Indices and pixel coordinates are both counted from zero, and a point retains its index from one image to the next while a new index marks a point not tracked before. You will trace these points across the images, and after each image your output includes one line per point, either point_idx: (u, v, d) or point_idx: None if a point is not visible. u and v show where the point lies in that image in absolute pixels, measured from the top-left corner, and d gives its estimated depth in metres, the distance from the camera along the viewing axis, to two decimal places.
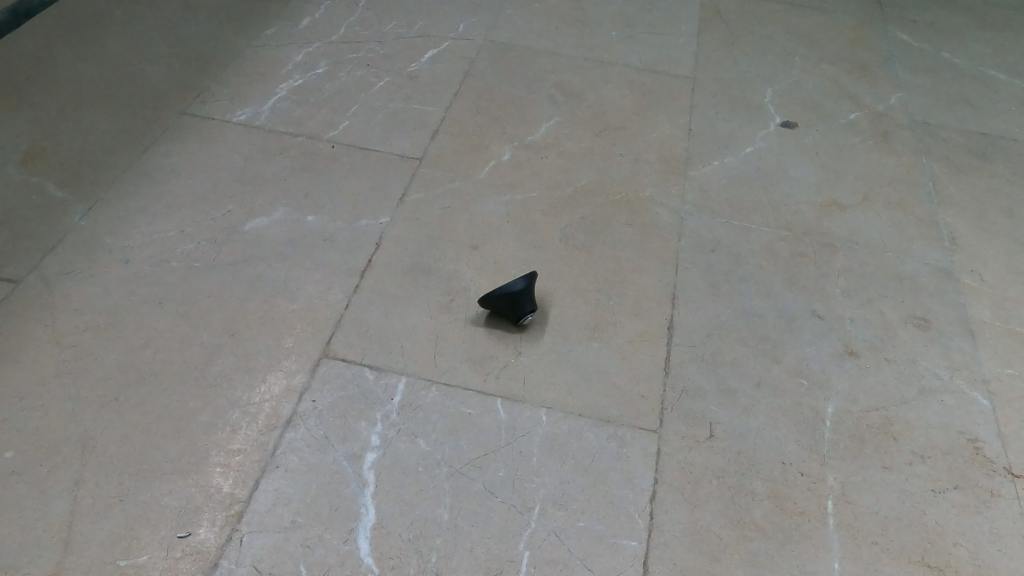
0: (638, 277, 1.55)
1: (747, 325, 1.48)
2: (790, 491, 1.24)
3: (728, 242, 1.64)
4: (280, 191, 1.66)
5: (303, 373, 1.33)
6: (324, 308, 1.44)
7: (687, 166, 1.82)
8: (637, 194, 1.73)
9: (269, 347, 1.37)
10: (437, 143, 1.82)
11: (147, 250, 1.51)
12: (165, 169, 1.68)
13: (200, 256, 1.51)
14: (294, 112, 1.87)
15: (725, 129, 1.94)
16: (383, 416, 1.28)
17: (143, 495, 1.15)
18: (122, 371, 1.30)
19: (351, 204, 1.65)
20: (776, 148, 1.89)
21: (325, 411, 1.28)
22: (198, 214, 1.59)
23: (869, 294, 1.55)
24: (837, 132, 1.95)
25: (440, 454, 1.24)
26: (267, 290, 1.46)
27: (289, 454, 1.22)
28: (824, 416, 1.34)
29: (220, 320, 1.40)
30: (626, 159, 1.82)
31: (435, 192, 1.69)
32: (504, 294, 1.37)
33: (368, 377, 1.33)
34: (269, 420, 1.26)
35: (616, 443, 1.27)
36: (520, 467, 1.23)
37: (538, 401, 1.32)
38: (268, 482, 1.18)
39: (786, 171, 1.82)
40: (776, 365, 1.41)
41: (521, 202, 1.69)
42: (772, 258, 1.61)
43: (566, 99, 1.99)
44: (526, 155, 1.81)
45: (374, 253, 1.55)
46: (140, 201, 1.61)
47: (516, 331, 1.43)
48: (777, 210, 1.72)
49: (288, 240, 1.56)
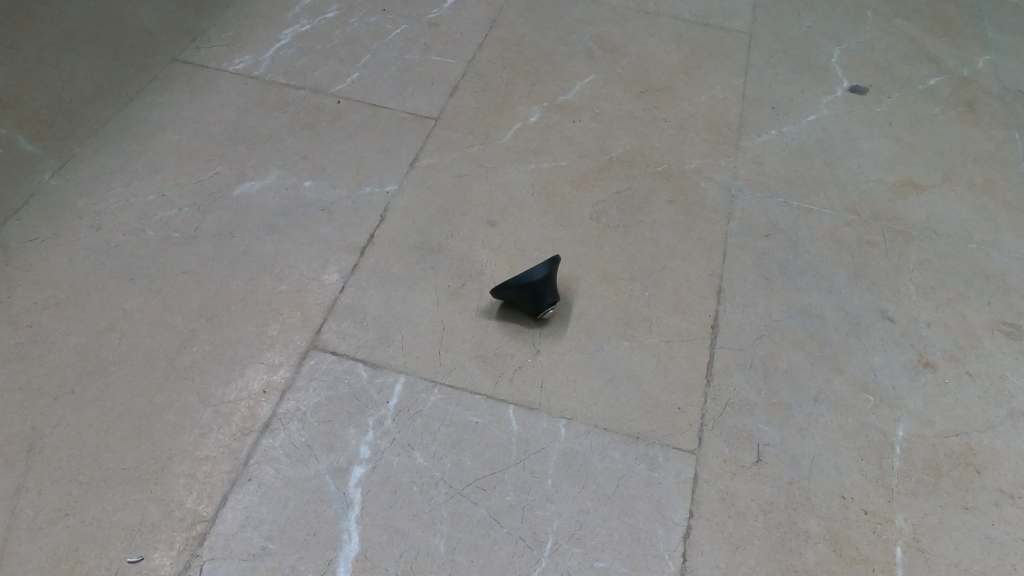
0: (678, 264, 1.34)
1: (805, 326, 1.27)
2: (852, 533, 1.04)
3: (785, 226, 1.42)
4: (276, 152, 1.47)
5: (286, 368, 1.16)
6: (316, 290, 1.26)
7: (739, 135, 1.59)
8: (681, 166, 1.51)
9: (250, 334, 1.19)
10: (455, 101, 1.61)
11: (121, 216, 1.33)
12: (150, 123, 1.50)
13: (180, 225, 1.33)
14: (298, 62, 1.67)
15: (785, 93, 1.69)
16: (376, 423, 1.10)
17: (92, 509, 0.99)
18: (82, 358, 1.14)
19: (355, 169, 1.46)
20: (844, 116, 1.64)
21: (309, 414, 1.11)
22: (182, 175, 1.41)
23: (950, 293, 1.33)
24: (914, 99, 1.69)
25: (439, 471, 1.06)
26: (253, 267, 1.28)
27: (265, 465, 1.05)
28: (893, 440, 1.13)
29: (198, 301, 1.23)
30: (670, 126, 1.60)
31: (451, 158, 1.49)
32: (522, 286, 1.18)
33: (361, 376, 1.16)
34: (244, 423, 1.09)
35: (645, 466, 1.09)
36: (531, 492, 1.05)
37: (557, 410, 1.14)
38: (237, 498, 1.02)
39: (855, 144, 1.58)
40: (837, 376, 1.20)
41: (547, 172, 1.48)
42: (835, 246, 1.39)
43: (604, 54, 1.76)
44: (556, 117, 1.59)
45: (378, 227, 1.36)
46: (118, 159, 1.43)
47: (535, 326, 1.24)
48: (843, 189, 1.49)
49: (280, 209, 1.37)
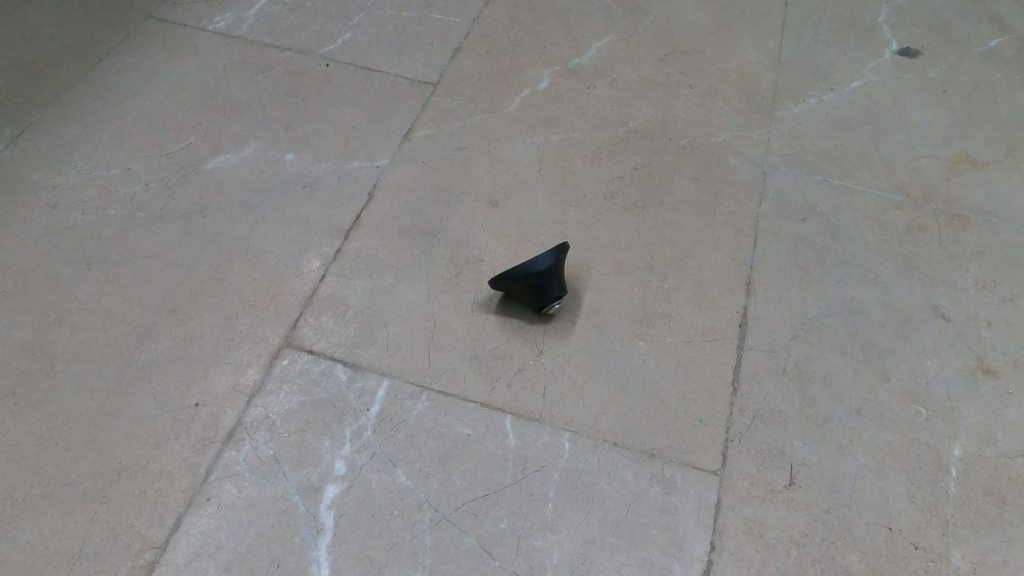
0: (702, 252, 1.18)
1: (847, 325, 1.11)
2: (899, 572, 0.90)
3: (824, 208, 1.25)
4: (256, 121, 1.33)
5: (256, 369, 1.03)
6: (293, 279, 1.12)
7: (774, 104, 1.41)
8: (707, 139, 1.35)
9: (215, 330, 1.06)
10: (456, 64, 1.45)
11: (81, 192, 1.20)
12: (118, 88, 1.36)
13: (145, 203, 1.19)
14: (285, 20, 1.51)
15: (827, 56, 1.51)
16: (353, 434, 0.97)
17: (27, 533, 0.88)
18: (27, 355, 1.02)
19: (342, 140, 1.31)
20: (892, 83, 1.46)
21: (278, 423, 0.98)
22: (151, 147, 1.27)
23: (1014, 287, 1.16)
24: (972, 63, 1.50)
25: (424, 493, 0.93)
26: (223, 252, 1.15)
27: (226, 483, 0.93)
28: (948, 461, 0.98)
29: (160, 290, 1.10)
30: (696, 93, 1.43)
31: (450, 129, 1.34)
32: (524, 276, 1.03)
33: (339, 379, 1.02)
34: (204, 433, 0.97)
35: (661, 488, 0.95)
36: (528, 519, 0.92)
37: (560, 421, 1.00)
38: (193, 522, 0.90)
39: (904, 114, 1.40)
40: (883, 384, 1.05)
41: (557, 145, 1.32)
42: (882, 232, 1.23)
43: (624, 12, 1.59)
44: (569, 82, 1.43)
45: (365, 206, 1.21)
46: (81, 127, 1.29)
47: (539, 322, 1.09)
48: (890, 166, 1.32)
49: (257, 185, 1.23)
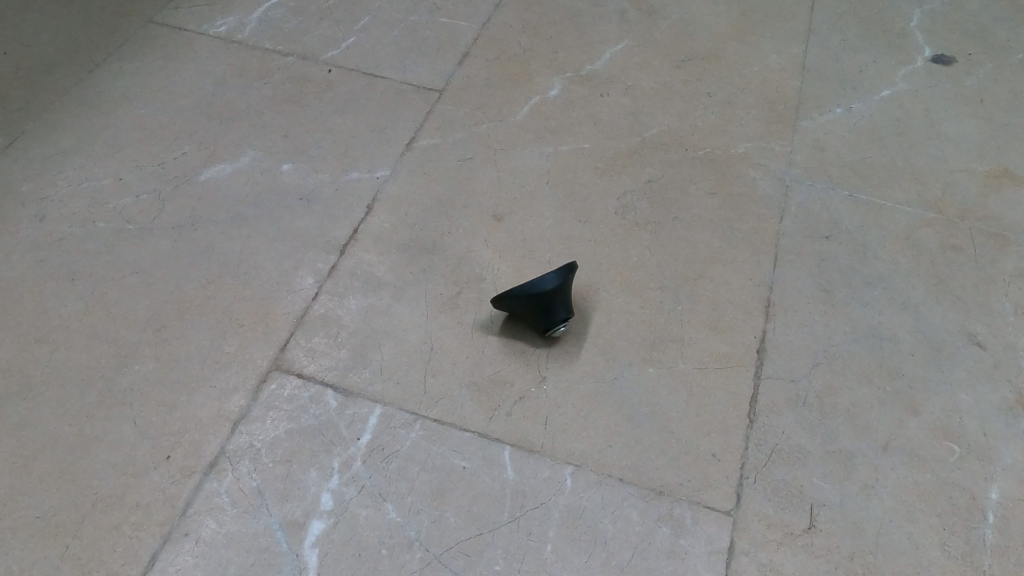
0: (718, 271, 1.11)
1: (873, 352, 1.03)
2: None
3: (850, 225, 1.18)
4: (254, 129, 1.28)
5: (242, 393, 0.97)
6: (285, 297, 1.07)
7: (798, 113, 1.34)
8: (726, 151, 1.27)
9: (202, 350, 1.01)
10: (464, 71, 1.39)
11: (70, 203, 1.16)
12: (114, 95, 1.32)
13: (136, 215, 1.15)
14: (288, 25, 1.46)
15: (854, 63, 1.43)
16: (342, 465, 0.92)
17: None
18: (4, 376, 0.97)
19: (342, 150, 1.26)
20: (924, 91, 1.38)
21: (264, 452, 0.92)
22: (144, 156, 1.23)
23: None
24: (1011, 71, 1.42)
25: (414, 531, 0.87)
26: (213, 267, 1.10)
27: (205, 516, 0.88)
28: (984, 505, 0.91)
29: (146, 308, 1.05)
30: (715, 101, 1.36)
31: (454, 138, 1.28)
32: (528, 296, 0.97)
33: (329, 406, 0.97)
34: (185, 462, 0.91)
35: (669, 530, 0.88)
36: (526, 561, 0.85)
37: (562, 455, 0.93)
38: (169, 559, 0.85)
39: (937, 125, 1.32)
40: (913, 417, 0.97)
41: (566, 156, 1.26)
42: (912, 252, 1.15)
43: (641, 16, 1.52)
44: (581, 89, 1.37)
45: (364, 220, 1.16)
46: (73, 135, 1.25)
47: (542, 345, 1.03)
48: (922, 181, 1.24)
49: (252, 197, 1.18)
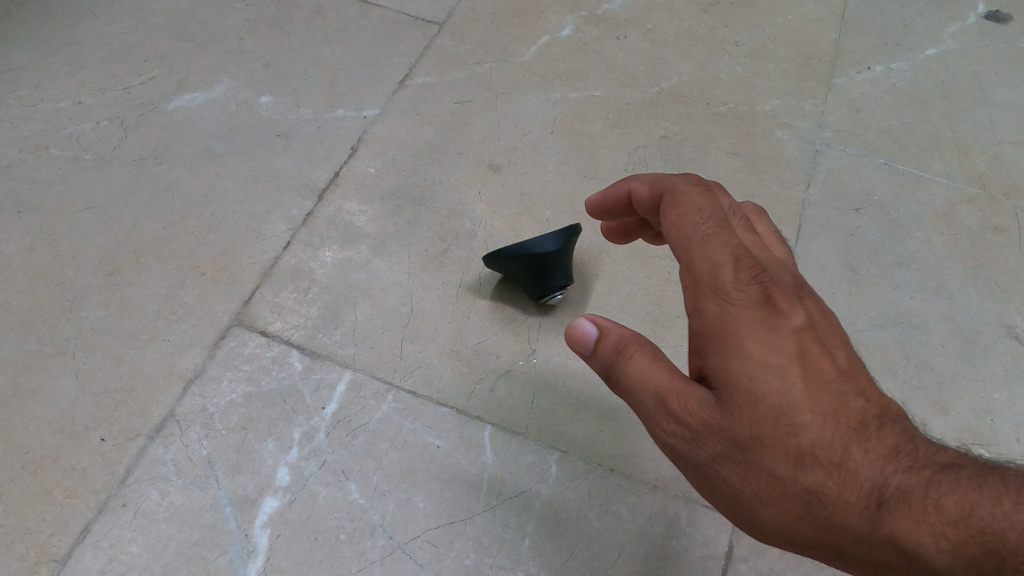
0: None
1: (900, 341, 0.93)
2: None
3: (883, 198, 1.07)
4: (231, 55, 1.16)
5: (199, 350, 0.88)
6: (254, 244, 0.97)
7: (833, 69, 1.21)
8: (752, 107, 1.15)
9: (157, 299, 0.91)
10: (468, 2, 1.26)
11: (22, 126, 1.04)
12: (79, 8, 1.19)
13: (94, 143, 1.04)
14: None
15: (899, 16, 1.30)
16: (303, 437, 0.82)
17: None
18: None
19: (328, 84, 1.14)
20: (974, 52, 1.25)
21: (217, 417, 0.83)
22: (108, 78, 1.11)
23: None
24: None
25: (378, 515, 0.78)
26: (176, 207, 0.99)
27: (147, 486, 0.79)
28: None
29: (98, 248, 0.95)
30: (742, 51, 1.23)
31: (453, 77, 1.16)
32: (523, 257, 0.86)
33: (294, 368, 0.87)
34: (128, 423, 0.82)
35: (661, 529, 0.79)
36: (499, 556, 0.77)
37: (548, 438, 0.84)
38: (103, 532, 0.76)
39: (986, 90, 1.20)
40: (939, 417, 0.88)
41: (575, 104, 1.14)
42: (949, 231, 1.04)
43: None
44: (595, 30, 1.24)
45: (346, 163, 1.05)
46: (31, 50, 1.13)
47: (536, 312, 0.93)
48: (965, 152, 1.12)
49: (224, 131, 1.07)
